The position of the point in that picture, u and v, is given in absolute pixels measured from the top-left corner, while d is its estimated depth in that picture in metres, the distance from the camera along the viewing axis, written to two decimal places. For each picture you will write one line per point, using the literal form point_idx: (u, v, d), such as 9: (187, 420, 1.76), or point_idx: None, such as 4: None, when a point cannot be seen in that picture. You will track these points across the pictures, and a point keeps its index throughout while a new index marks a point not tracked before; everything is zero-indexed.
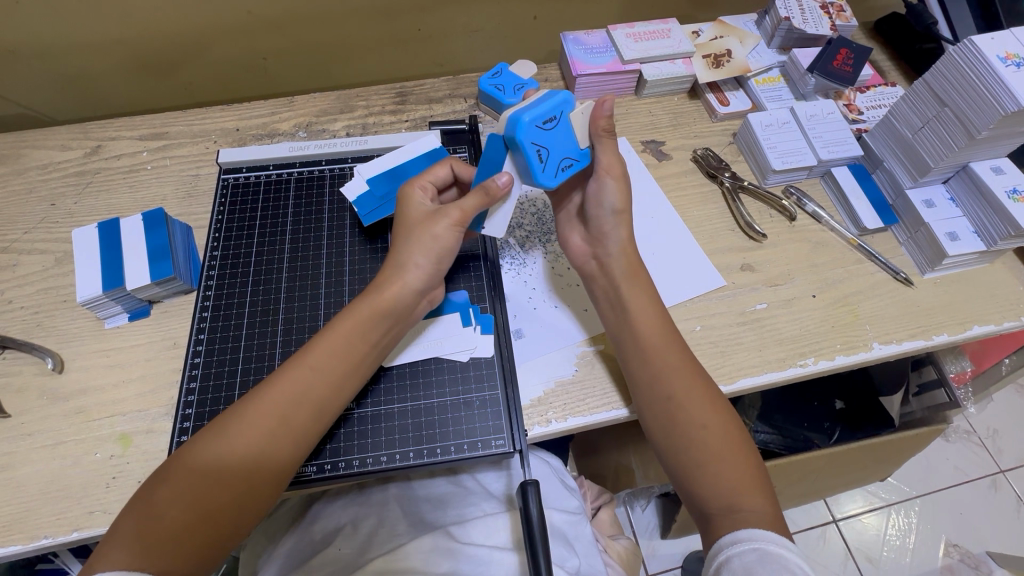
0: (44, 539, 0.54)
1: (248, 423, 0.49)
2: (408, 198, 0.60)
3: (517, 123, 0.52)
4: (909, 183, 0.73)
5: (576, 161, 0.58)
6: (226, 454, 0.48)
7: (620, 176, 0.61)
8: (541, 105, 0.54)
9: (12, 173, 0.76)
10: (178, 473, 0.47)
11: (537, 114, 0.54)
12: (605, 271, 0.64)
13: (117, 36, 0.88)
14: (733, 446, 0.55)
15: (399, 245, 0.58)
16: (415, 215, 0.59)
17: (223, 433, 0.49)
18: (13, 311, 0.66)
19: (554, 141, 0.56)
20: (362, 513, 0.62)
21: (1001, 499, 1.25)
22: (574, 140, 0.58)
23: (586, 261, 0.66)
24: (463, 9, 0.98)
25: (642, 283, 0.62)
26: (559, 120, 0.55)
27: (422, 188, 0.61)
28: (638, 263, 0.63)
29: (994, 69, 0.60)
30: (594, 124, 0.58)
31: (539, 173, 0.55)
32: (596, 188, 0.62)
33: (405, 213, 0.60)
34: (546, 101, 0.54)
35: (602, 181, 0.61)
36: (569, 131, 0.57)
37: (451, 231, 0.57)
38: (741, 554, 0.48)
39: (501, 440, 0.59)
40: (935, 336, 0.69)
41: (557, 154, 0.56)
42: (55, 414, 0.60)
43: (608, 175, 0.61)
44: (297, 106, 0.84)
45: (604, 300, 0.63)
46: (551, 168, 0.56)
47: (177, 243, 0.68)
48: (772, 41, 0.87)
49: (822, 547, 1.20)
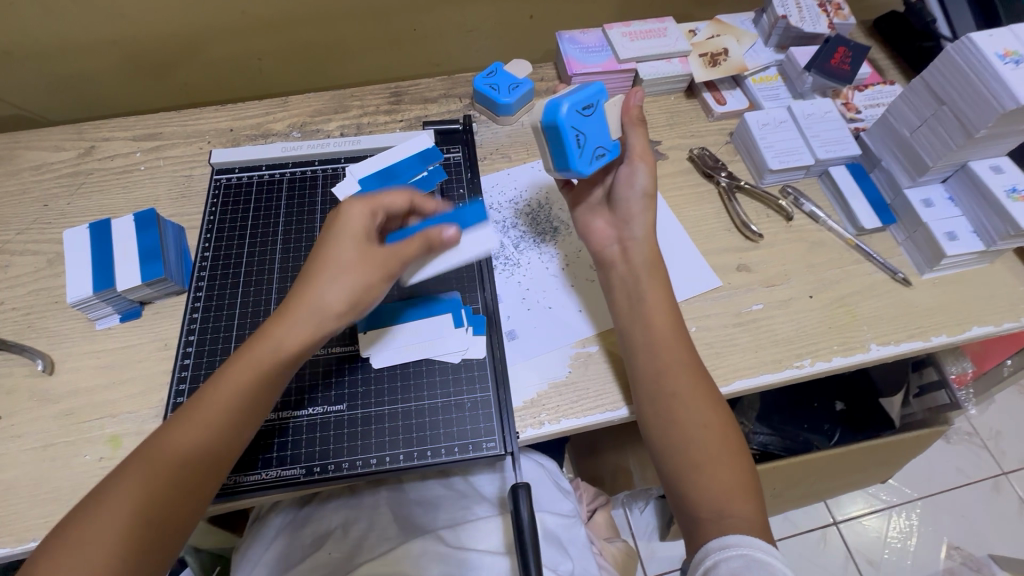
0: (31, 542, 0.54)
1: (204, 421, 0.49)
2: (347, 221, 0.55)
3: (559, 107, 0.58)
4: (908, 183, 0.72)
5: (609, 151, 0.63)
6: (182, 454, 0.47)
7: (650, 163, 0.64)
8: (580, 95, 0.59)
9: (6, 174, 0.76)
10: (133, 467, 0.46)
11: (577, 102, 0.59)
12: (625, 257, 0.63)
13: (112, 37, 0.88)
14: (728, 449, 0.54)
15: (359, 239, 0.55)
16: (347, 254, 0.54)
17: (186, 422, 0.48)
18: (5, 312, 0.66)
19: (590, 128, 0.61)
20: (353, 516, 0.62)
21: (1003, 501, 1.23)
22: (607, 132, 0.63)
23: (608, 245, 0.65)
24: (459, 9, 0.98)
25: (661, 273, 0.62)
26: (596, 110, 0.61)
27: (371, 211, 0.57)
28: (655, 253, 0.63)
29: (992, 67, 0.60)
30: (626, 113, 0.65)
31: (576, 156, 0.60)
32: (628, 172, 0.64)
33: (337, 242, 0.54)
34: (584, 91, 0.60)
35: (632, 164, 0.64)
36: (604, 122, 0.62)
37: (382, 285, 0.54)
38: (727, 560, 0.47)
39: (492, 443, 0.59)
40: (934, 337, 0.68)
41: (592, 142, 0.61)
42: (44, 415, 0.60)
43: (641, 160, 0.64)
44: (291, 106, 0.84)
45: (620, 287, 0.63)
46: (587, 154, 0.61)
47: (168, 243, 0.67)
48: (770, 39, 0.87)
49: (822, 549, 1.19)
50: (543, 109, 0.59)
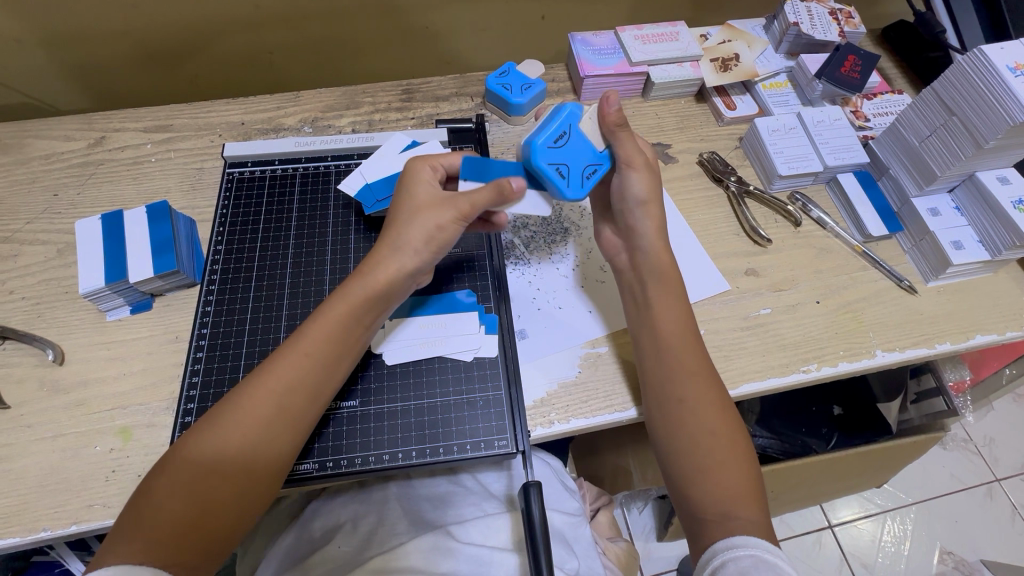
0: (43, 531, 0.54)
1: (244, 413, 0.49)
2: (415, 178, 0.58)
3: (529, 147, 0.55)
4: (915, 191, 0.73)
5: (600, 165, 0.60)
6: (231, 446, 0.48)
7: (644, 166, 0.61)
8: (549, 126, 0.56)
9: (15, 163, 0.76)
10: (175, 464, 0.47)
11: (547, 134, 0.56)
12: (634, 266, 0.64)
13: (124, 26, 0.87)
14: (736, 456, 0.54)
15: (398, 225, 0.56)
16: (422, 198, 0.57)
17: (218, 423, 0.48)
18: (14, 301, 0.66)
19: (570, 152, 0.58)
20: (362, 511, 0.62)
21: (996, 507, 1.25)
22: (590, 146, 0.59)
23: (618, 254, 0.66)
24: (470, 8, 0.98)
25: (671, 281, 0.61)
26: (570, 132, 0.57)
27: (432, 167, 0.60)
28: (666, 263, 0.62)
29: (1004, 80, 0.60)
30: (604, 122, 0.59)
31: (564, 188, 0.57)
32: (621, 180, 0.62)
33: (410, 194, 0.57)
34: (555, 118, 0.56)
35: (626, 173, 0.61)
36: (584, 139, 0.59)
37: (453, 225, 0.55)
38: (737, 559, 0.48)
39: (503, 441, 0.59)
40: (939, 344, 0.69)
41: (577, 165, 0.58)
42: (55, 406, 0.60)
43: (631, 167, 0.61)
44: (302, 101, 0.84)
45: (630, 295, 0.64)
46: (575, 180, 0.58)
47: (180, 236, 0.67)
48: (780, 45, 0.87)
49: (817, 552, 1.20)
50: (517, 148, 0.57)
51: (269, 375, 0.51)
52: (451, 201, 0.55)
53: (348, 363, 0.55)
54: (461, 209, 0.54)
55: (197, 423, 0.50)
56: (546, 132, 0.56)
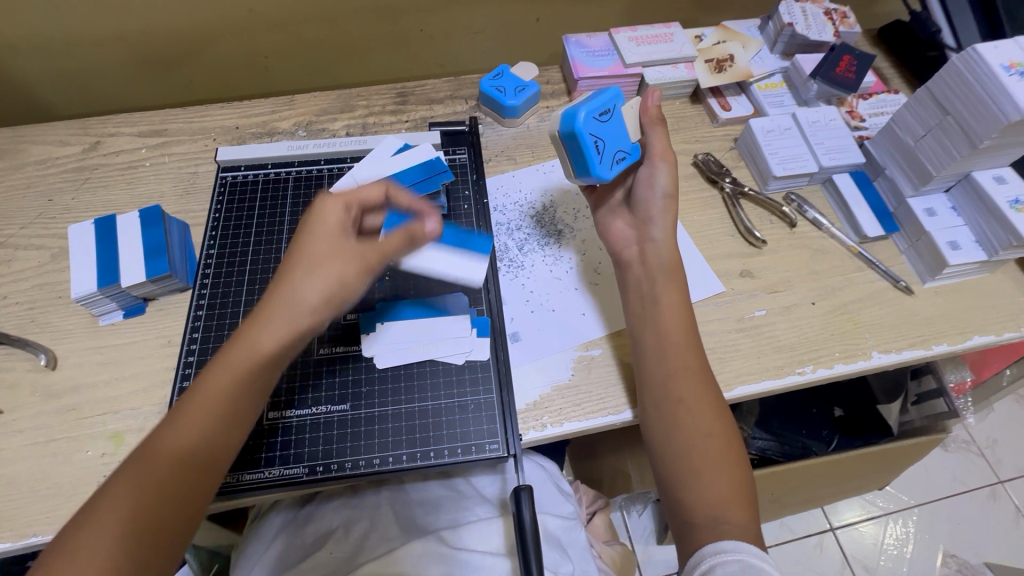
0: (33, 537, 0.54)
1: (188, 413, 0.47)
2: (320, 218, 0.53)
3: (577, 115, 0.59)
4: (911, 192, 0.73)
5: (629, 153, 0.65)
6: (181, 443, 0.46)
7: (672, 162, 0.64)
8: (597, 101, 0.60)
9: (11, 168, 0.76)
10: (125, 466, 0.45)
11: (595, 108, 0.60)
12: (643, 259, 0.63)
13: (120, 32, 0.88)
14: (730, 459, 0.54)
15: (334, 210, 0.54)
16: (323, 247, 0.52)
17: (169, 421, 0.47)
18: (8, 306, 0.66)
19: (609, 133, 0.62)
20: (354, 516, 0.62)
21: (999, 509, 1.24)
22: (626, 134, 0.64)
23: (626, 246, 0.65)
24: (465, 10, 0.98)
25: (679, 277, 0.62)
26: (614, 114, 0.62)
27: (345, 206, 0.55)
28: (675, 257, 0.63)
29: (998, 78, 0.60)
30: (643, 113, 0.65)
31: (596, 163, 0.61)
32: (648, 171, 0.64)
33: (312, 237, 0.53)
34: (602, 96, 0.61)
35: (654, 164, 0.64)
36: (621, 125, 0.63)
37: (358, 278, 0.52)
38: (724, 564, 0.47)
39: (495, 445, 0.59)
40: (936, 346, 0.68)
41: (611, 146, 0.62)
42: (46, 411, 0.60)
43: (661, 159, 0.64)
44: (297, 104, 0.84)
45: (635, 290, 0.63)
46: (607, 159, 0.62)
47: (173, 240, 0.67)
48: (775, 46, 0.87)
49: (819, 555, 1.19)
50: (562, 115, 0.60)
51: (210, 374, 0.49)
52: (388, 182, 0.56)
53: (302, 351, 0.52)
54: (367, 262, 0.53)
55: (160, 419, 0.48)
56: (592, 105, 0.59)
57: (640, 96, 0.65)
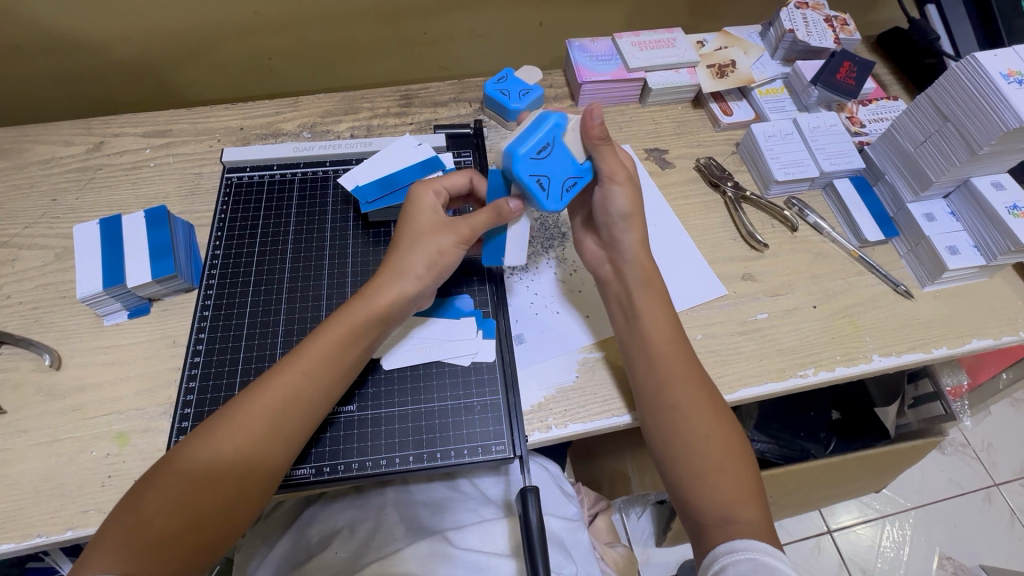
0: (37, 537, 0.54)
1: (237, 426, 0.49)
2: (419, 204, 0.60)
3: (514, 154, 0.55)
4: (911, 198, 0.74)
5: (579, 178, 0.59)
6: (213, 460, 0.48)
7: (626, 180, 0.60)
8: (532, 134, 0.56)
9: (14, 168, 0.76)
10: (166, 478, 0.47)
11: (530, 144, 0.56)
12: (619, 276, 0.63)
13: (124, 33, 0.88)
14: (736, 459, 0.55)
15: (401, 249, 0.58)
16: (426, 223, 0.59)
17: (210, 437, 0.49)
18: (12, 306, 0.66)
19: (551, 165, 0.57)
20: (360, 516, 0.62)
21: (994, 512, 1.25)
22: (571, 159, 0.59)
23: (601, 265, 0.66)
24: (469, 14, 0.99)
25: (659, 288, 0.62)
26: (554, 144, 0.57)
27: (435, 192, 0.61)
28: (650, 270, 0.62)
29: (997, 85, 0.61)
30: (587, 135, 0.58)
31: (544, 199, 0.57)
32: (603, 195, 0.61)
33: (414, 218, 0.59)
34: (540, 128, 0.56)
35: (609, 188, 0.61)
36: (565, 151, 0.58)
37: (455, 249, 0.58)
38: (736, 562, 0.48)
39: (501, 446, 0.59)
40: (935, 349, 0.69)
41: (557, 177, 0.58)
42: (51, 410, 0.60)
43: (614, 182, 0.60)
44: (301, 106, 0.84)
45: (617, 304, 0.63)
46: (555, 192, 0.57)
47: (179, 241, 0.67)
48: (776, 52, 0.88)
49: (816, 557, 1.20)
50: (501, 155, 0.56)
51: (263, 391, 0.51)
52: (452, 226, 0.58)
53: (345, 382, 0.55)
54: (462, 235, 0.58)
55: (191, 434, 0.50)
56: (528, 141, 0.56)
57: (581, 114, 0.57)
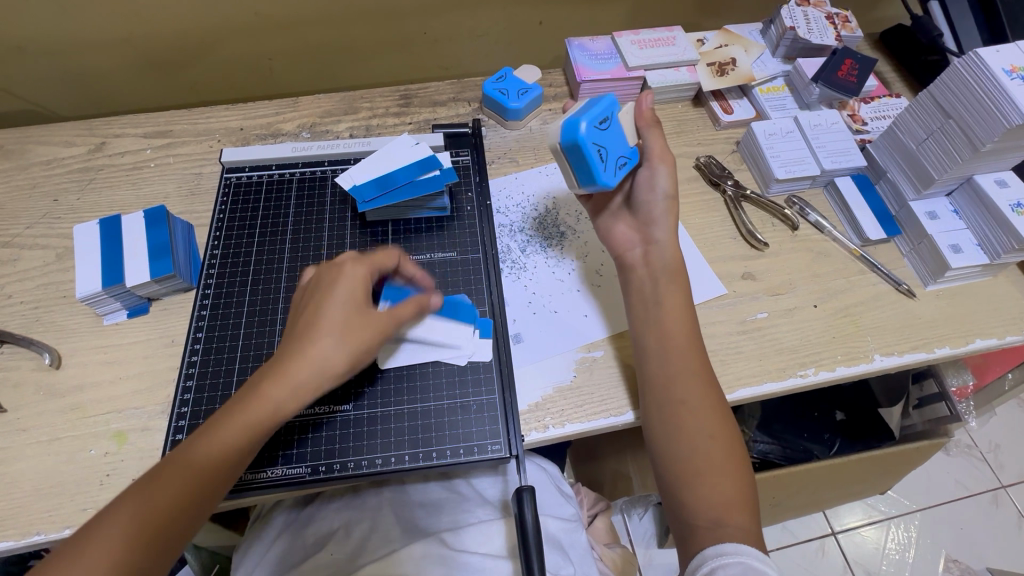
0: (36, 536, 0.54)
1: (253, 426, 0.48)
2: (333, 282, 0.53)
3: (578, 125, 0.57)
4: (913, 196, 0.73)
5: (629, 158, 0.63)
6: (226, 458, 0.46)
7: (670, 163, 0.64)
8: (594, 109, 0.59)
9: (16, 168, 0.76)
10: (178, 473, 0.45)
11: (593, 115, 0.59)
12: (647, 261, 0.64)
13: (125, 34, 0.88)
14: (733, 462, 0.54)
15: (316, 331, 0.50)
16: (337, 312, 0.51)
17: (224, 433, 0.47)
18: (13, 305, 0.66)
19: (608, 139, 0.61)
20: (356, 516, 0.62)
21: (1002, 515, 1.23)
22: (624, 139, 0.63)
23: (630, 249, 0.66)
24: (469, 14, 0.99)
25: (682, 279, 0.62)
26: (612, 121, 0.61)
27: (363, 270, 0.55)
28: (678, 260, 0.63)
29: (999, 82, 0.60)
30: (638, 118, 0.65)
31: (602, 171, 0.60)
32: (648, 174, 0.64)
33: (326, 300, 0.52)
34: (600, 105, 0.60)
35: (654, 168, 0.64)
36: (619, 132, 0.62)
37: (373, 344, 0.53)
38: (727, 566, 0.48)
39: (497, 445, 0.59)
40: (937, 349, 0.68)
41: (613, 153, 0.61)
42: (51, 410, 0.60)
43: (660, 163, 0.64)
44: (301, 106, 0.85)
45: (638, 292, 0.63)
46: (611, 166, 0.61)
47: (177, 240, 0.68)
48: (777, 50, 0.87)
49: (820, 559, 1.19)
50: (560, 129, 0.59)
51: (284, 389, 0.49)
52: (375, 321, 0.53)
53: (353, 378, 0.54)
54: (384, 329, 0.53)
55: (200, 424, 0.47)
56: (592, 113, 0.58)
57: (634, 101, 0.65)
